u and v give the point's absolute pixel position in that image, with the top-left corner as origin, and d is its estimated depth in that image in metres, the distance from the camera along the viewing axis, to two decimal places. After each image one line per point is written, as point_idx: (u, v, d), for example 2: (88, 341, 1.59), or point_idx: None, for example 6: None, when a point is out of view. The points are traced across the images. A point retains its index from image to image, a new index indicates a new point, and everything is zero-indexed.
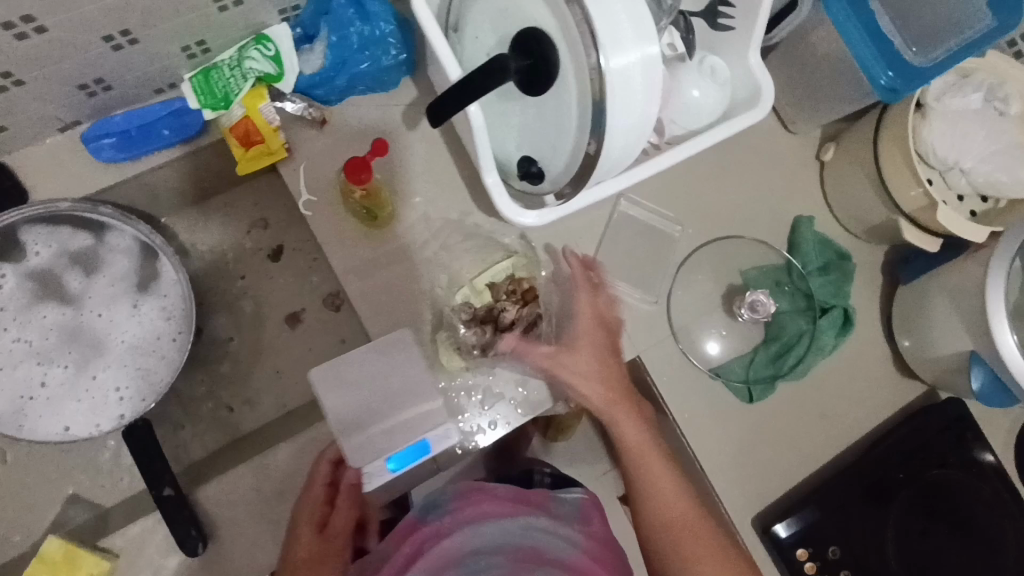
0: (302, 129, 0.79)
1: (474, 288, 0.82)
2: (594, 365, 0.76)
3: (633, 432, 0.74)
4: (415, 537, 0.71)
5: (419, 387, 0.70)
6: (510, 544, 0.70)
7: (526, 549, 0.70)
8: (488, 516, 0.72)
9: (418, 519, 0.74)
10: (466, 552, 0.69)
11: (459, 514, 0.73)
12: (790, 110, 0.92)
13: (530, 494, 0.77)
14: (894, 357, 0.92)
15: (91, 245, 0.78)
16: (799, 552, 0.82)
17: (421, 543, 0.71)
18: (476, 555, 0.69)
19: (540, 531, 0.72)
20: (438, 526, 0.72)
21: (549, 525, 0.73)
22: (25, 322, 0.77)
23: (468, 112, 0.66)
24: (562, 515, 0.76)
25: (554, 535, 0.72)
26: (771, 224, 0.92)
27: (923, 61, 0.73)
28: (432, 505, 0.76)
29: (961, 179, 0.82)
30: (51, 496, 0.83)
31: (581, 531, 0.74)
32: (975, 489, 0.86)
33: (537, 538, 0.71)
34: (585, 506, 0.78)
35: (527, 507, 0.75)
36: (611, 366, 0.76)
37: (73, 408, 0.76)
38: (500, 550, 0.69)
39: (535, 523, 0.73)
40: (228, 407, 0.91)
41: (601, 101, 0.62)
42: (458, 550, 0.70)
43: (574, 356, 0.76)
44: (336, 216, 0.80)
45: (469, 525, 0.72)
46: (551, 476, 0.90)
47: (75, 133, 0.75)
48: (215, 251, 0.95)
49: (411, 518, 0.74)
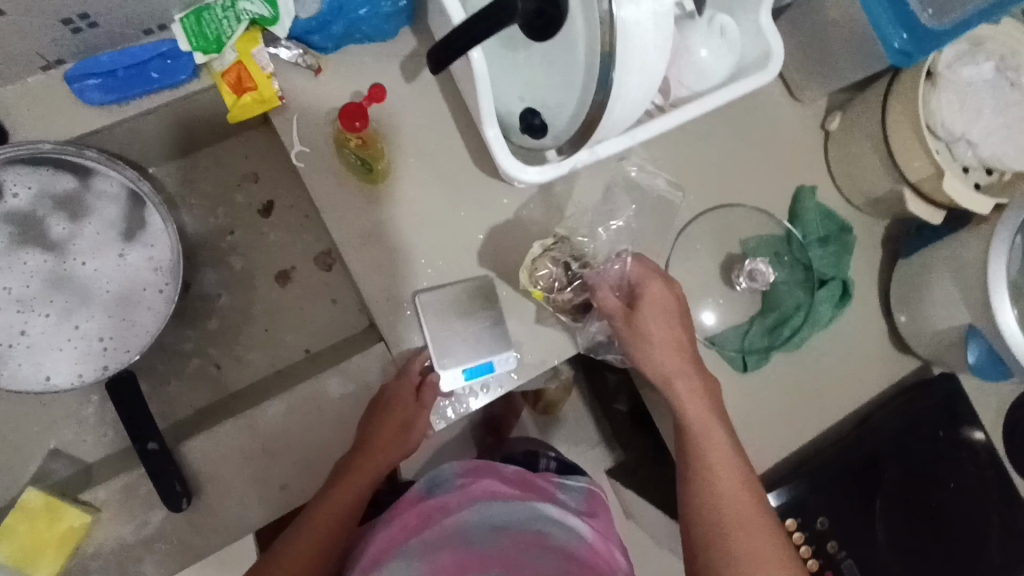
0: (296, 76, 0.77)
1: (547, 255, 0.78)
2: (684, 368, 0.73)
3: (725, 453, 0.71)
4: (418, 510, 0.73)
5: (495, 322, 0.79)
6: (512, 525, 0.67)
7: (529, 534, 0.66)
8: (494, 495, 0.73)
9: (423, 492, 0.77)
10: (470, 527, 0.67)
11: (466, 491, 0.74)
12: (798, 77, 0.90)
13: (534, 480, 0.79)
14: (890, 331, 0.91)
15: (75, 189, 0.75)
16: (789, 522, 0.81)
17: (424, 516, 0.72)
18: (480, 532, 0.67)
19: (546, 518, 0.70)
20: (444, 500, 0.73)
21: (559, 513, 0.72)
22: (5, 267, 0.74)
23: (471, 58, 0.64)
24: (568, 505, 0.76)
25: (560, 523, 0.71)
26: (773, 193, 0.91)
27: (938, 24, 0.71)
28: (436, 480, 0.78)
29: (968, 152, 0.80)
30: (32, 450, 0.82)
31: (588, 521, 0.73)
32: (962, 465, 0.87)
33: (542, 524, 0.69)
34: (590, 497, 0.80)
35: (533, 493, 0.75)
36: (706, 382, 0.74)
37: (56, 357, 0.74)
38: (500, 531, 0.66)
39: (542, 508, 0.72)
40: (216, 363, 0.90)
41: (611, 53, 0.60)
42: (460, 525, 0.68)
43: (666, 352, 0.73)
44: (331, 169, 0.78)
45: (473, 501, 0.72)
46: (557, 462, 0.87)
47: (59, 73, 0.72)
48: (205, 204, 0.93)
49: (415, 492, 0.77)
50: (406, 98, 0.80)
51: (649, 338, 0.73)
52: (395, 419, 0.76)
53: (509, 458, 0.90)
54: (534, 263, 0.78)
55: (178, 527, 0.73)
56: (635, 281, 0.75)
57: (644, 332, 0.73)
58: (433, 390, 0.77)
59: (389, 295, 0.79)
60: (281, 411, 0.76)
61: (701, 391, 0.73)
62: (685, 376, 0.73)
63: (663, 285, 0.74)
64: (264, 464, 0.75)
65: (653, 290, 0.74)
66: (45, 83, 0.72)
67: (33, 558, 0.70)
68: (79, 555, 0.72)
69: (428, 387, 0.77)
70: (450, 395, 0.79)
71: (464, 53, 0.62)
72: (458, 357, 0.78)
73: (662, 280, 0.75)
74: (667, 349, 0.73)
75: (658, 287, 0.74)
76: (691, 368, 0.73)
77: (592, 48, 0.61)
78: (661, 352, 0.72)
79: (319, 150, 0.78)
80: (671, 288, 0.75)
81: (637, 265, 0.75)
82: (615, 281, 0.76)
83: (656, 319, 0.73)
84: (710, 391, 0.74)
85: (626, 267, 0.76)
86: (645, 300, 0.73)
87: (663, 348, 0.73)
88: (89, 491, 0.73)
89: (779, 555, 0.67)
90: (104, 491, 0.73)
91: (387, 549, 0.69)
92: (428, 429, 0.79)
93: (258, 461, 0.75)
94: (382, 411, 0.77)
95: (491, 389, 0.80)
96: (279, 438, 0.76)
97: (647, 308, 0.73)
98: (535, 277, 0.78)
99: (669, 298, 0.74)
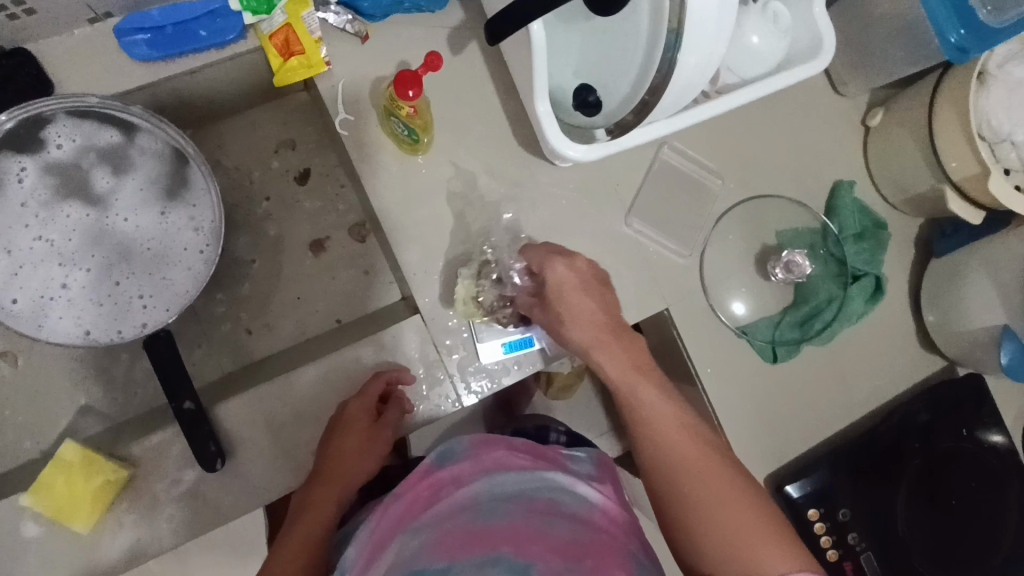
0: (343, 42, 0.77)
1: (468, 302, 0.78)
2: (599, 335, 0.68)
3: (656, 405, 0.66)
4: (430, 481, 0.69)
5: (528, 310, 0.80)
6: (524, 494, 0.66)
7: (541, 501, 0.66)
8: (504, 465, 0.70)
9: (433, 464, 0.71)
10: (480, 499, 0.66)
11: (477, 460, 0.70)
12: (842, 70, 0.89)
13: (545, 450, 0.75)
14: (919, 330, 0.91)
15: (119, 143, 0.75)
16: (810, 512, 0.83)
17: (436, 487, 0.68)
18: (490, 502, 0.66)
19: (557, 487, 0.69)
20: (455, 472, 0.70)
21: (569, 481, 0.70)
22: (47, 220, 0.74)
23: (531, 30, 0.64)
24: (578, 473, 0.72)
25: (570, 491, 0.69)
26: (811, 186, 0.90)
27: (997, 21, 0.71)
28: (447, 452, 0.72)
29: (1012, 153, 0.79)
30: (64, 404, 0.83)
31: (597, 488, 0.71)
32: (984, 466, 0.87)
33: (553, 492, 0.68)
34: (601, 466, 0.75)
35: (544, 462, 0.72)
36: (626, 341, 0.68)
37: (95, 312, 0.75)
38: (511, 498, 0.66)
39: (553, 477, 0.70)
40: (247, 329, 0.90)
41: (678, 30, 0.64)
42: (472, 498, 0.66)
43: (577, 324, 0.68)
44: (374, 138, 0.78)
45: (485, 472, 0.69)
46: (568, 435, 0.86)
47: (106, 26, 0.72)
48: (239, 168, 0.93)
49: (425, 463, 0.71)
50: (452, 70, 0.80)
51: (560, 318, 0.69)
52: (354, 443, 0.74)
53: (519, 430, 0.88)
54: (470, 293, 0.77)
55: (210, 487, 0.74)
56: (537, 271, 0.71)
57: (556, 313, 0.69)
58: (399, 406, 0.76)
59: (427, 267, 0.79)
60: (315, 377, 0.77)
61: (621, 349, 0.68)
62: (601, 342, 0.68)
63: (564, 263, 0.69)
64: (296, 428, 0.76)
65: (554, 271, 0.69)
66: (92, 36, 0.72)
67: (68, 512, 0.71)
68: (113, 509, 0.73)
69: (394, 404, 0.76)
70: (490, 370, 0.80)
71: (524, 25, 0.62)
72: (500, 333, 0.80)
73: (562, 258, 0.70)
74: (577, 323, 0.68)
75: (557, 266, 0.69)
76: (608, 333, 0.68)
77: (658, 25, 0.65)
78: (573, 327, 0.68)
79: (363, 118, 0.78)
80: (573, 262, 0.70)
81: (536, 253, 0.71)
82: (527, 280, 0.76)
83: (573, 293, 0.69)
84: (631, 348, 0.68)
85: (527, 261, 0.72)
86: (548, 285, 0.69)
87: (575, 323, 0.68)
88: (123, 448, 0.74)
89: (765, 523, 0.60)
90: (139, 448, 0.74)
91: (397, 526, 0.66)
92: (462, 403, 0.79)
93: (291, 425, 0.76)
94: (341, 434, 0.74)
95: (530, 367, 0.81)
96: (311, 404, 0.77)
97: (559, 291, 0.69)
98: (476, 305, 0.78)
99: (572, 274, 0.69)
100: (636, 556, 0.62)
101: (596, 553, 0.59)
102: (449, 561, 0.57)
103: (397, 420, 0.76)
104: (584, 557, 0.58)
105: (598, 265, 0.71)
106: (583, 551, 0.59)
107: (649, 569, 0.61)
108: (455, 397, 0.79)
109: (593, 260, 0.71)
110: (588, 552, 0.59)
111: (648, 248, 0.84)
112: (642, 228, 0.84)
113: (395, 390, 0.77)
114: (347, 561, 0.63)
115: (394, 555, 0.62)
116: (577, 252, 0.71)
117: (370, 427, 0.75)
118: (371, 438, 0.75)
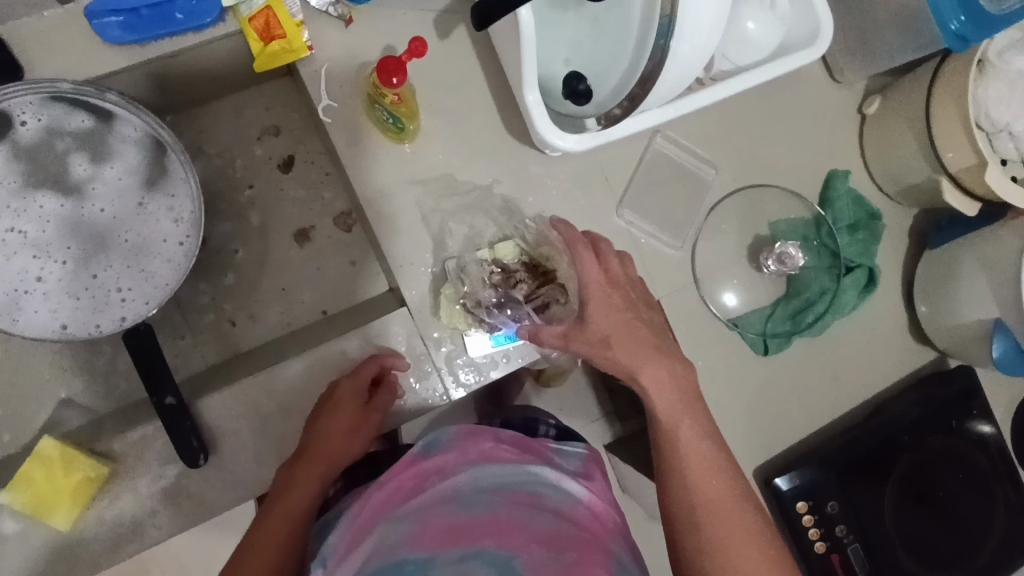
0: (325, 26, 0.75)
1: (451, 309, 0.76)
2: (643, 353, 0.65)
3: (686, 432, 0.64)
4: (414, 471, 0.67)
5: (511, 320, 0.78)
6: (508, 487, 0.66)
7: (524, 494, 0.66)
8: (491, 458, 0.69)
9: (419, 455, 0.69)
10: (463, 490, 0.65)
11: (463, 450, 0.69)
12: (840, 57, 0.87)
13: (532, 442, 0.74)
14: (911, 322, 0.91)
15: (93, 128, 0.74)
16: (799, 505, 0.81)
17: (421, 478, 0.67)
18: (473, 494, 0.65)
19: (543, 482, 0.68)
20: (441, 462, 0.68)
21: (555, 476, 0.69)
22: (20, 210, 0.72)
23: (520, 16, 0.62)
24: (565, 468, 0.72)
25: (555, 486, 0.68)
26: (805, 176, 0.89)
27: (996, 10, 0.70)
28: (434, 441, 0.70)
29: (1009, 145, 0.78)
30: (43, 397, 0.83)
31: (584, 483, 0.70)
32: (972, 460, 0.88)
33: (538, 485, 0.68)
34: (590, 461, 0.74)
35: (532, 456, 0.71)
36: (669, 365, 0.66)
37: (71, 306, 0.74)
38: (494, 491, 0.65)
39: (538, 472, 0.69)
40: (231, 321, 0.89)
41: (671, 16, 0.63)
42: (456, 489, 0.65)
43: (621, 343, 0.65)
44: (358, 125, 0.76)
45: (471, 464, 0.68)
46: (557, 428, 0.84)
47: (78, 7, 0.69)
48: (223, 155, 0.91)
49: (411, 452, 0.69)
50: (440, 56, 0.77)
51: (603, 340, 0.65)
52: (342, 424, 0.72)
53: (506, 422, 0.85)
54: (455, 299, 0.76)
55: (193, 481, 0.73)
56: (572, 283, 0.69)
57: (597, 334, 0.66)
58: (390, 390, 0.76)
59: (414, 257, 0.77)
60: (300, 370, 0.76)
61: (666, 374, 0.65)
62: (646, 363, 0.65)
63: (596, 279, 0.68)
64: (280, 423, 0.75)
65: (590, 288, 0.67)
66: (65, 18, 0.69)
67: (48, 507, 0.70)
68: (93, 505, 0.72)
69: (385, 388, 0.75)
70: (481, 362, 0.78)
71: (514, 11, 0.60)
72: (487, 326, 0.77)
73: (590, 270, 0.68)
74: (622, 342, 0.65)
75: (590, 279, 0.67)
76: (651, 353, 0.65)
77: (651, 12, 0.64)
78: (615, 345, 0.65)
79: (348, 106, 0.76)
80: (603, 272, 0.69)
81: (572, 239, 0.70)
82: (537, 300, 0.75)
83: (609, 313, 0.66)
84: (674, 373, 0.66)
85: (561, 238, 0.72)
86: (587, 304, 0.66)
87: (615, 340, 0.65)
88: (104, 443, 0.73)
89: (759, 549, 0.61)
90: (119, 443, 0.73)
91: (379, 512, 0.64)
92: (451, 395, 0.78)
93: (275, 419, 0.75)
94: (328, 415, 0.72)
95: (515, 359, 0.79)
96: (296, 396, 0.76)
97: (596, 309, 0.66)
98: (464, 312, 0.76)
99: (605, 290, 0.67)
100: (618, 555, 0.62)
101: (577, 549, 0.60)
102: (430, 554, 0.58)
103: (388, 404, 0.75)
104: (567, 549, 0.59)
105: (626, 280, 0.70)
106: (564, 544, 0.60)
107: (631, 569, 0.61)
108: (444, 390, 0.78)
109: (624, 274, 0.70)
110: (570, 545, 0.60)
111: (641, 239, 0.83)
112: (634, 219, 0.82)
113: (387, 374, 0.76)
114: (328, 547, 0.61)
115: (376, 543, 0.60)
116: (611, 258, 0.70)
117: (359, 409, 0.73)
118: (360, 420, 0.74)
